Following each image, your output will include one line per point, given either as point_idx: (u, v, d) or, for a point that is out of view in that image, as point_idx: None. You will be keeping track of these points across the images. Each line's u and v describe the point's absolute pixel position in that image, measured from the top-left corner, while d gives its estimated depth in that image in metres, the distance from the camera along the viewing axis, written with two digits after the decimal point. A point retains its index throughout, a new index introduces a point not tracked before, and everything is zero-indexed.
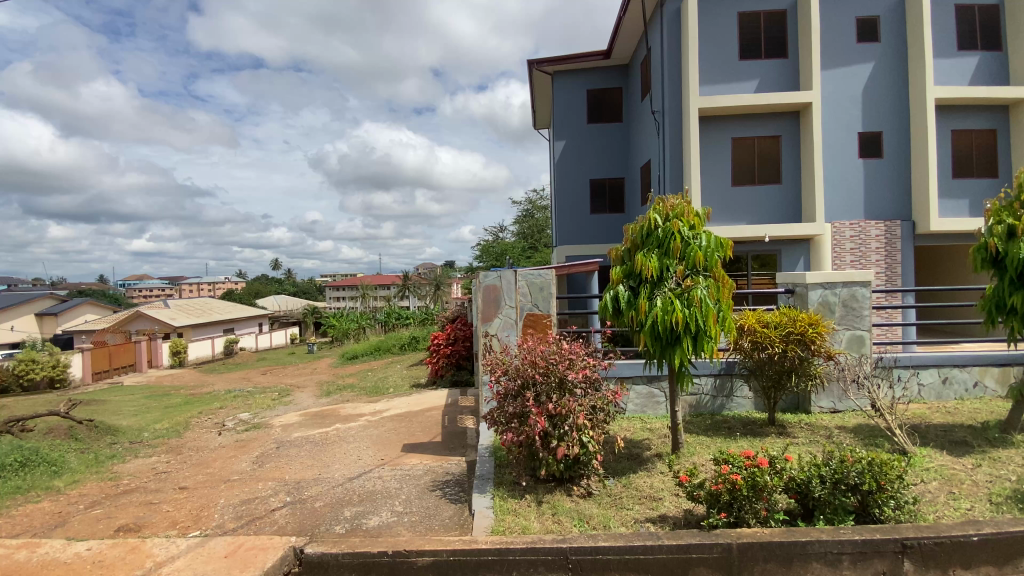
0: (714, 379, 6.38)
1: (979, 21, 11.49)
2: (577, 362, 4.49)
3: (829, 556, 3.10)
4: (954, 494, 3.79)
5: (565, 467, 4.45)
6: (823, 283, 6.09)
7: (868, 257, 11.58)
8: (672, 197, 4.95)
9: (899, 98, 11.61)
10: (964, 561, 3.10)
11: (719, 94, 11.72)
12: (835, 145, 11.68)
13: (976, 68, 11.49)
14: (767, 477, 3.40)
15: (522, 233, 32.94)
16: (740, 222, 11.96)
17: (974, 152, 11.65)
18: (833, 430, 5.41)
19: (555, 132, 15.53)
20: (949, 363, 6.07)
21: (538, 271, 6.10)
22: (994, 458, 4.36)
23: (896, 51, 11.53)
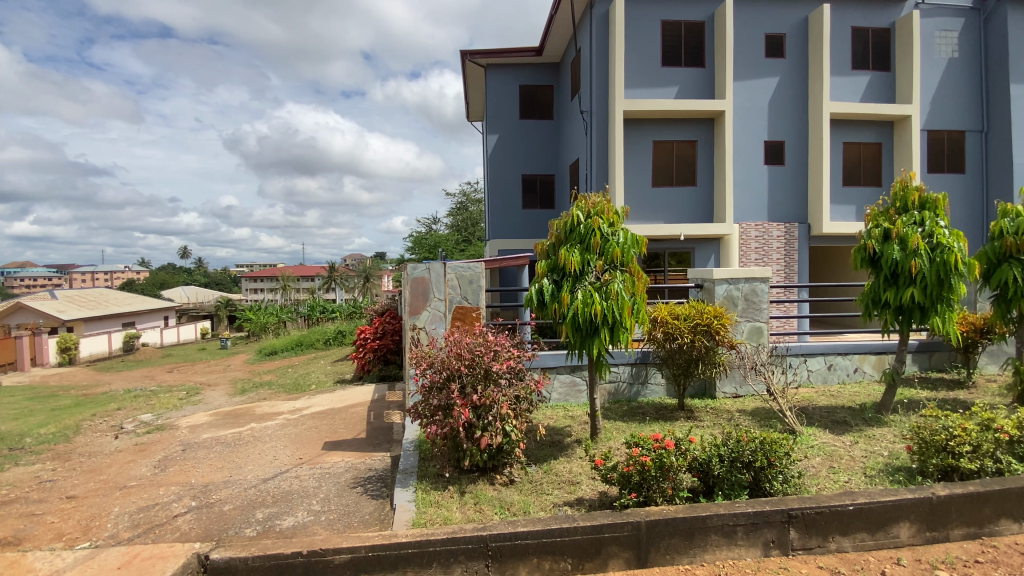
0: (631, 367, 6.73)
1: (870, 44, 12.83)
2: (502, 354, 4.54)
3: (726, 527, 3.35)
4: (833, 468, 4.27)
5: (489, 457, 4.51)
6: (728, 279, 6.60)
7: (771, 256, 12.67)
8: (594, 195, 5.12)
9: (800, 111, 12.75)
10: (842, 529, 3.36)
11: (644, 98, 12.27)
12: (745, 152, 12.63)
13: (863, 88, 12.87)
14: (673, 458, 3.66)
15: (456, 225, 32.65)
16: (660, 221, 12.64)
17: (861, 164, 13.06)
18: (735, 413, 5.91)
19: (488, 125, 15.51)
20: (834, 352, 6.81)
21: (467, 263, 6.10)
22: (867, 435, 4.96)
23: (798, 68, 12.64)
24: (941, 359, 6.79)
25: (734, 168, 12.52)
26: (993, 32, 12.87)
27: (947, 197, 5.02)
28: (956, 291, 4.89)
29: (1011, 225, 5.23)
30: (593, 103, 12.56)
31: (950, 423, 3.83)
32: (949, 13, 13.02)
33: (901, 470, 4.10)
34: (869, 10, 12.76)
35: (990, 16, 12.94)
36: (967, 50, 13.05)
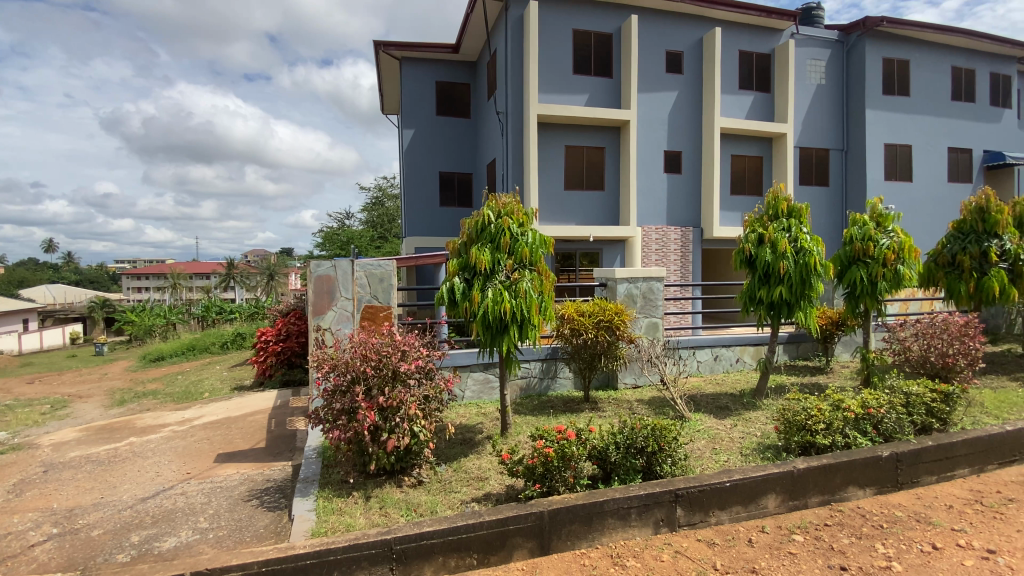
0: (541, 363, 6.94)
1: (753, 67, 14.26)
2: (410, 354, 4.47)
3: (622, 510, 3.57)
4: (715, 449, 4.73)
5: (396, 459, 4.43)
6: (628, 278, 7.03)
7: (669, 257, 13.67)
8: (505, 195, 5.21)
9: (696, 124, 13.87)
10: (720, 503, 3.72)
11: (557, 103, 12.67)
12: (648, 159, 13.50)
13: (748, 107, 14.28)
14: (574, 447, 3.85)
15: (371, 221, 31.47)
16: (571, 222, 13.13)
17: (745, 175, 14.48)
18: (634, 403, 6.33)
19: (403, 119, 15.13)
20: (719, 344, 7.53)
21: (377, 262, 5.93)
22: (743, 418, 5.55)
23: (695, 84, 13.75)
24: (806, 349, 7.76)
25: (638, 174, 13.34)
26: (852, 64, 14.86)
27: (809, 207, 5.76)
28: (816, 289, 5.60)
29: (858, 231, 6.10)
30: (508, 104, 12.76)
31: (808, 405, 4.38)
32: (818, 44, 14.84)
33: (770, 448, 4.63)
34: (754, 36, 14.17)
35: (851, 48, 14.93)
36: (832, 78, 14.95)
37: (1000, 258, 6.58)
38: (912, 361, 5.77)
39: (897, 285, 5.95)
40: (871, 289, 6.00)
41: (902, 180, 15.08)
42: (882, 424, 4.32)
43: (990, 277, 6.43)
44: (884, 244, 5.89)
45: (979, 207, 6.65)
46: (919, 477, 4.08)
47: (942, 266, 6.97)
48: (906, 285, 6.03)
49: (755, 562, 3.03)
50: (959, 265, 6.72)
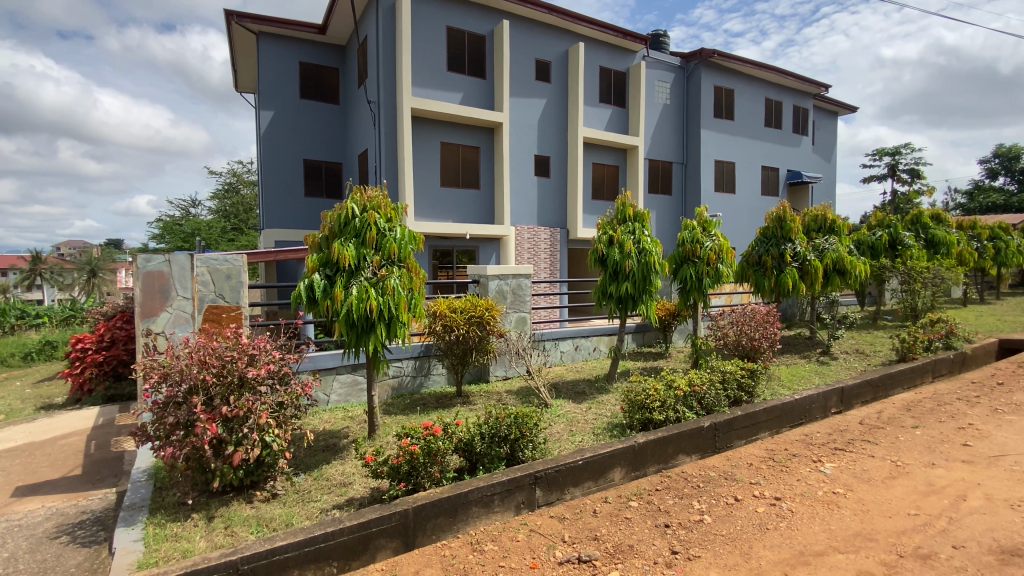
0: (413, 361, 6.86)
1: (612, 83, 15.60)
2: (260, 358, 4.13)
3: (485, 498, 3.72)
4: (572, 431, 5.14)
5: (246, 473, 4.07)
6: (498, 275, 7.27)
7: (540, 256, 14.42)
8: (371, 189, 5.04)
9: (563, 130, 14.78)
10: (574, 481, 4.06)
11: (430, 98, 12.56)
12: (519, 161, 14.04)
13: (608, 118, 15.60)
14: (440, 442, 3.89)
15: (223, 210, 28.18)
16: (445, 219, 13.13)
17: (605, 181, 15.84)
18: (503, 394, 6.61)
19: (261, 100, 13.79)
20: (580, 335, 8.18)
21: (223, 256, 5.36)
22: (598, 401, 6.13)
23: (562, 92, 14.63)
24: (651, 337, 8.78)
25: (511, 174, 13.82)
26: (692, 88, 17.02)
27: (650, 212, 6.54)
28: (656, 284, 6.36)
29: (689, 235, 7.05)
30: (380, 95, 12.35)
31: (648, 386, 4.95)
32: (665, 68, 16.73)
33: (617, 426, 5.15)
34: (613, 53, 15.50)
35: (690, 74, 17.10)
36: (676, 99, 16.99)
37: (793, 258, 7.98)
38: (729, 344, 6.85)
39: (718, 281, 7.00)
40: (698, 284, 6.97)
41: (729, 191, 17.70)
42: (704, 399, 5.05)
43: (785, 274, 7.82)
44: (708, 246, 6.90)
45: (779, 217, 8.08)
46: (732, 442, 4.86)
47: (752, 266, 8.35)
48: (725, 282, 7.11)
49: (598, 530, 3.35)
50: (764, 264, 8.11)
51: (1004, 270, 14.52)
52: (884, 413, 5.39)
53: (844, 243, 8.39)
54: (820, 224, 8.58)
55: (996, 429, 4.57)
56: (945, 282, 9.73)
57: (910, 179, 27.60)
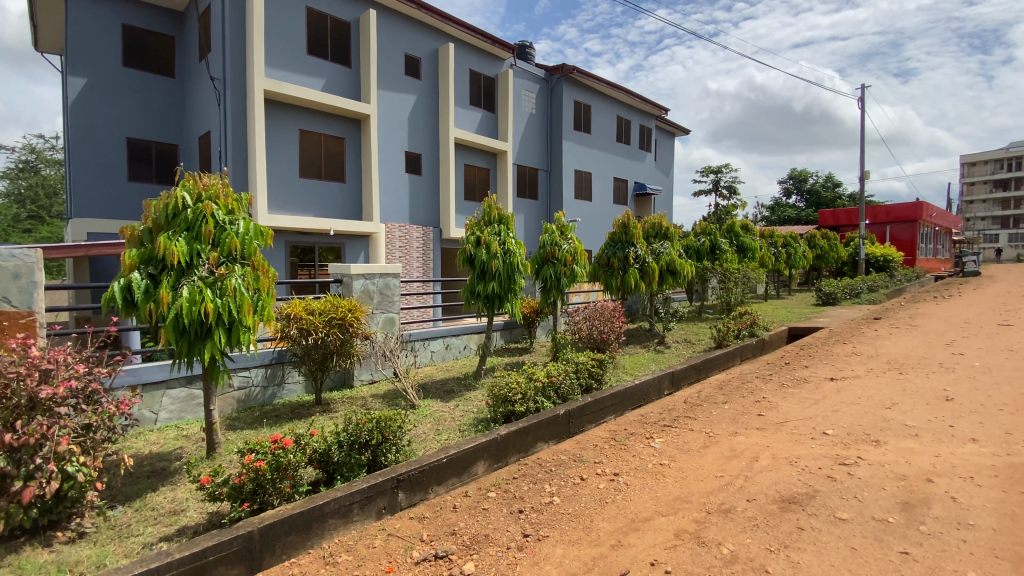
0: (264, 369, 6.29)
1: (482, 87, 15.94)
2: (59, 374, 3.46)
3: (342, 508, 3.56)
4: (438, 430, 5.17)
5: (41, 513, 3.35)
6: (363, 274, 6.99)
7: (411, 255, 14.14)
8: (207, 176, 4.50)
9: (433, 129, 14.70)
10: (438, 479, 4.08)
11: (287, 82, 11.57)
12: (388, 156, 13.62)
13: (478, 121, 15.90)
14: (291, 455, 3.63)
15: (13, 194, 22.79)
16: (305, 214, 12.18)
17: (476, 182, 16.10)
18: (368, 398, 6.38)
19: (68, 63, 11.47)
20: (450, 334, 8.24)
21: (12, 250, 4.35)
22: (465, 398, 6.23)
23: (431, 91, 14.54)
24: (517, 333, 9.18)
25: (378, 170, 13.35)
26: (555, 100, 18.14)
27: (513, 215, 6.85)
28: (520, 284, 6.67)
29: (548, 238, 7.53)
30: (226, 74, 11.08)
31: (510, 380, 5.15)
32: (531, 78, 17.58)
33: (481, 421, 5.29)
34: (482, 58, 15.83)
35: (553, 87, 18.21)
36: (541, 108, 17.95)
37: (635, 260, 8.97)
38: (584, 337, 7.47)
39: (574, 280, 7.58)
40: (557, 283, 7.47)
41: (587, 198, 19.22)
42: (560, 388, 5.44)
43: (629, 274, 8.77)
44: (565, 249, 7.44)
45: (624, 224, 9.04)
46: (584, 427, 5.32)
47: (603, 267, 9.22)
48: (580, 281, 7.73)
49: (455, 524, 3.43)
50: (612, 265, 9.01)
51: (793, 271, 17.90)
52: (703, 393, 6.33)
53: (675, 248, 9.66)
54: (657, 231, 9.79)
55: (781, 400, 5.63)
56: (750, 282, 11.75)
57: (729, 194, 32.67)
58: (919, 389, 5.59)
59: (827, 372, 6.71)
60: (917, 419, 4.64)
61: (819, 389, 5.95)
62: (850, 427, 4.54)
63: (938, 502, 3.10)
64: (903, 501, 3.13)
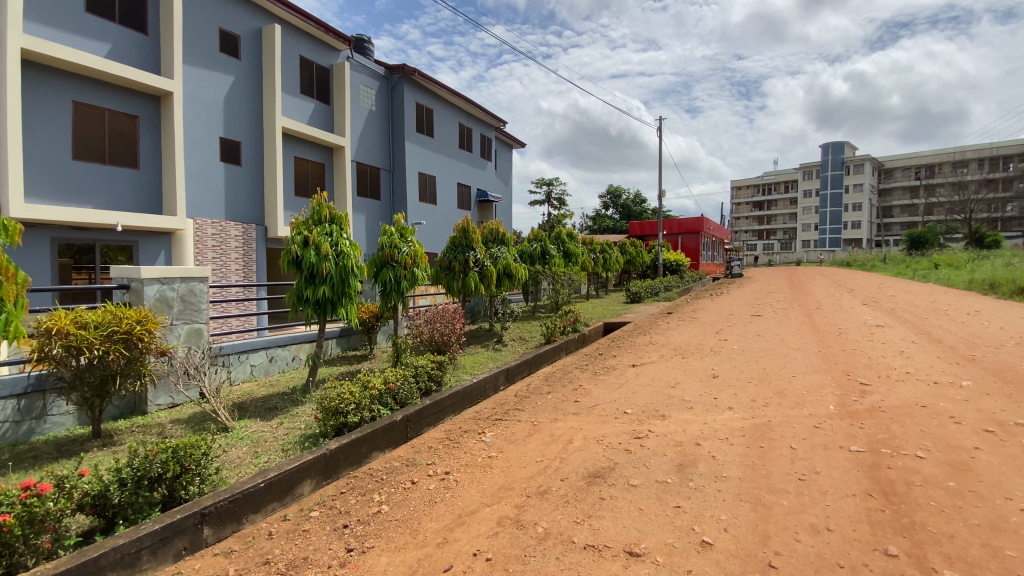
0: (15, 401, 4.95)
1: (314, 76, 14.87)
2: None
3: (126, 558, 2.96)
4: (257, 452, 4.67)
5: None
6: (159, 279, 5.95)
7: (228, 255, 12.47)
8: None
9: (255, 116, 13.22)
10: (254, 506, 3.67)
11: (54, 41, 9.34)
12: (198, 142, 11.84)
13: (310, 112, 14.77)
14: (52, 503, 2.92)
15: None
16: (80, 205, 9.91)
17: (309, 178, 14.93)
18: (167, 425, 5.46)
19: None
20: (273, 345, 7.50)
21: None
22: (291, 415, 5.73)
23: (254, 74, 13.08)
24: (355, 340, 8.77)
25: (185, 159, 11.54)
26: (395, 99, 17.78)
27: (348, 215, 6.53)
28: (355, 288, 6.35)
29: (387, 240, 7.32)
30: None
31: (343, 390, 4.86)
32: (370, 74, 16.98)
33: (309, 437, 4.89)
34: (314, 46, 14.78)
35: (394, 86, 17.87)
36: (381, 107, 17.43)
37: (474, 263, 9.25)
38: (425, 340, 7.43)
39: (414, 284, 7.50)
40: (397, 286, 7.31)
41: (431, 201, 19.21)
42: (398, 394, 5.32)
43: (469, 277, 9.01)
44: (405, 251, 7.32)
45: (464, 228, 9.26)
46: (421, 430, 5.30)
47: (444, 270, 9.29)
48: (420, 285, 7.68)
49: (269, 552, 3.15)
50: (453, 268, 9.14)
51: (610, 274, 20.32)
52: (531, 385, 6.83)
53: (511, 252, 10.24)
54: (495, 236, 10.26)
55: (594, 386, 6.38)
56: (573, 284, 13.06)
57: (559, 205, 35.79)
58: (696, 369, 6.84)
59: (630, 360, 7.81)
60: (693, 394, 5.66)
61: (624, 374, 6.88)
62: (645, 405, 5.34)
63: (703, 461, 3.81)
64: (679, 464, 3.78)
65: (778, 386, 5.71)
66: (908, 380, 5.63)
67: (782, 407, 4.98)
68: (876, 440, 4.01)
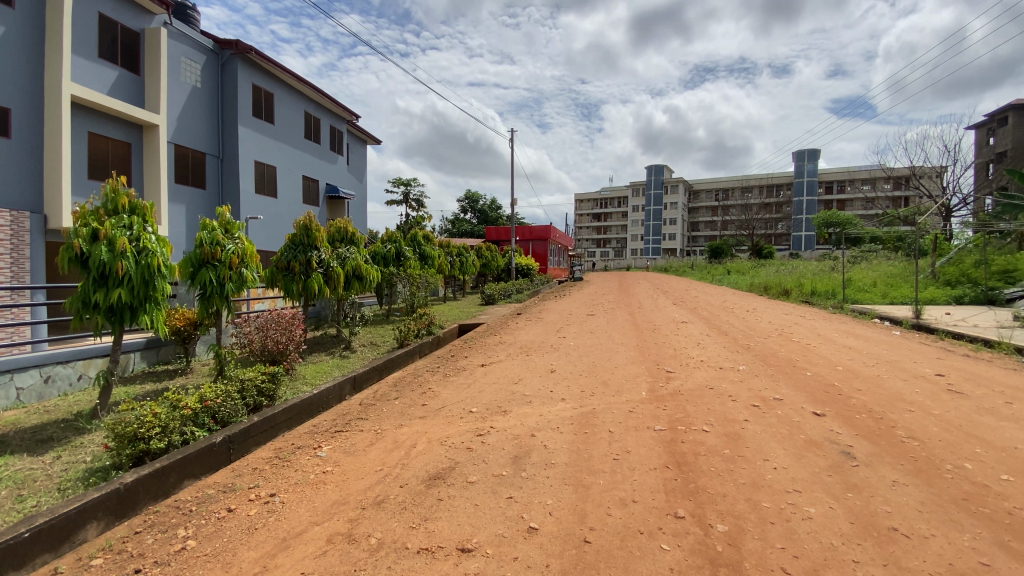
0: None
1: (119, 40, 12.49)
2: None
3: None
4: (21, 496, 3.71)
5: None
6: None
7: None
8: None
9: (32, 78, 10.65)
10: (18, 561, 2.91)
11: None
12: None
13: (112, 82, 12.38)
14: None
15: None
16: None
17: (110, 159, 12.48)
18: None
19: None
20: (50, 362, 6.10)
21: None
22: (74, 446, 4.69)
23: (29, 26, 10.53)
24: (167, 353, 7.55)
25: None
26: (227, 78, 15.80)
27: (154, 206, 5.58)
28: (162, 291, 5.45)
29: (207, 236, 6.42)
30: None
31: (143, 412, 4.11)
32: (194, 46, 14.83)
33: (97, 471, 4.03)
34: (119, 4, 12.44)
35: (225, 63, 15.86)
36: (208, 84, 15.34)
37: (318, 264, 8.61)
38: (254, 350, 6.68)
39: (241, 286, 6.72)
40: (219, 290, 6.47)
41: (270, 195, 17.44)
42: (219, 412, 4.69)
43: (311, 279, 8.35)
44: (229, 249, 6.50)
45: (305, 225, 8.57)
46: (247, 451, 4.75)
47: (281, 270, 8.48)
48: (249, 287, 6.91)
49: None
50: (292, 269, 8.39)
51: (466, 277, 20.63)
52: (378, 391, 6.59)
53: (361, 253, 9.77)
54: (342, 235, 9.71)
55: (442, 388, 6.41)
56: (430, 285, 12.95)
57: (416, 206, 35.38)
58: (537, 365, 7.30)
59: (479, 359, 8.04)
60: (533, 389, 6.03)
61: (472, 374, 7.05)
62: (489, 403, 5.54)
63: (536, 451, 4.08)
64: (515, 456, 3.99)
65: (604, 377, 6.39)
66: (704, 367, 6.74)
67: (606, 396, 5.58)
68: (675, 419, 4.72)
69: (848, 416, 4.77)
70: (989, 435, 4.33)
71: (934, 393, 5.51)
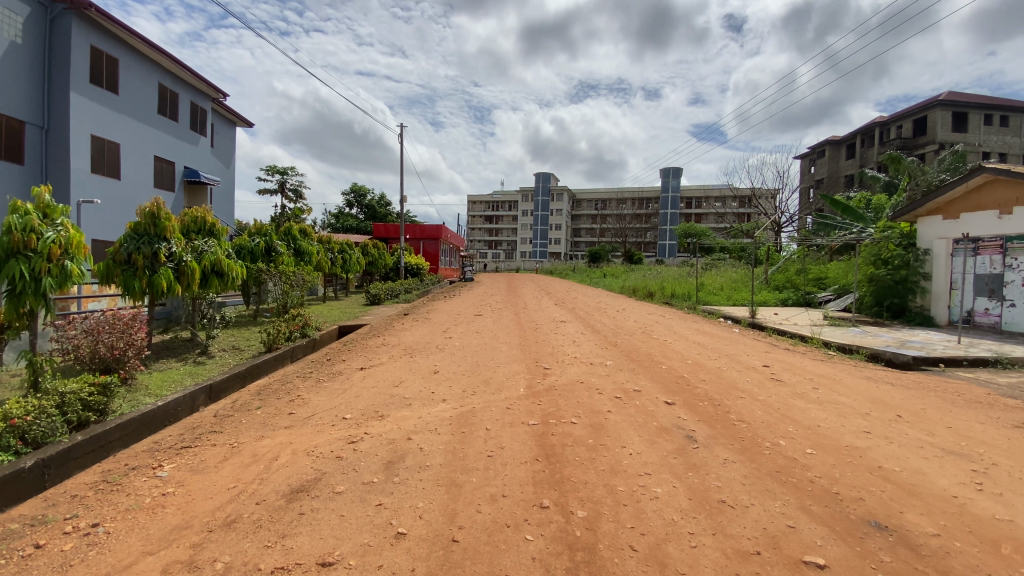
0: None
1: None
2: None
3: None
4: None
5: None
6: None
7: None
8: None
9: None
10: None
11: None
12: None
13: None
14: None
15: None
16: None
17: None
18: None
19: None
20: None
21: None
22: None
23: None
24: None
25: None
26: (57, 36, 13.39)
27: None
28: None
29: (19, 220, 5.31)
30: None
31: None
32: None
33: None
34: None
35: (55, 18, 13.41)
36: (29, 40, 12.85)
37: (167, 259, 7.60)
38: (81, 358, 5.69)
39: (65, 283, 5.71)
40: (35, 286, 5.40)
41: (111, 176, 15.02)
42: (30, 432, 3.91)
43: (159, 275, 7.33)
44: (49, 238, 5.47)
45: (152, 213, 7.50)
46: (68, 476, 4.02)
47: (119, 264, 7.30)
48: (75, 283, 5.89)
49: None
50: (134, 263, 7.26)
51: (348, 276, 19.63)
52: (238, 401, 5.99)
53: (222, 247, 8.82)
54: (199, 226, 8.67)
55: (313, 395, 6.02)
56: (305, 284, 12.11)
57: (294, 198, 32.93)
58: (419, 367, 7.19)
59: (358, 363, 7.70)
60: (413, 391, 5.94)
61: (349, 379, 6.72)
62: (365, 408, 5.34)
63: (410, 455, 4.02)
64: (387, 462, 3.89)
65: (485, 376, 6.50)
66: (577, 363, 7.17)
67: (486, 394, 5.68)
68: (548, 414, 4.97)
69: (694, 404, 5.42)
70: (798, 416, 5.21)
71: (761, 382, 6.48)
